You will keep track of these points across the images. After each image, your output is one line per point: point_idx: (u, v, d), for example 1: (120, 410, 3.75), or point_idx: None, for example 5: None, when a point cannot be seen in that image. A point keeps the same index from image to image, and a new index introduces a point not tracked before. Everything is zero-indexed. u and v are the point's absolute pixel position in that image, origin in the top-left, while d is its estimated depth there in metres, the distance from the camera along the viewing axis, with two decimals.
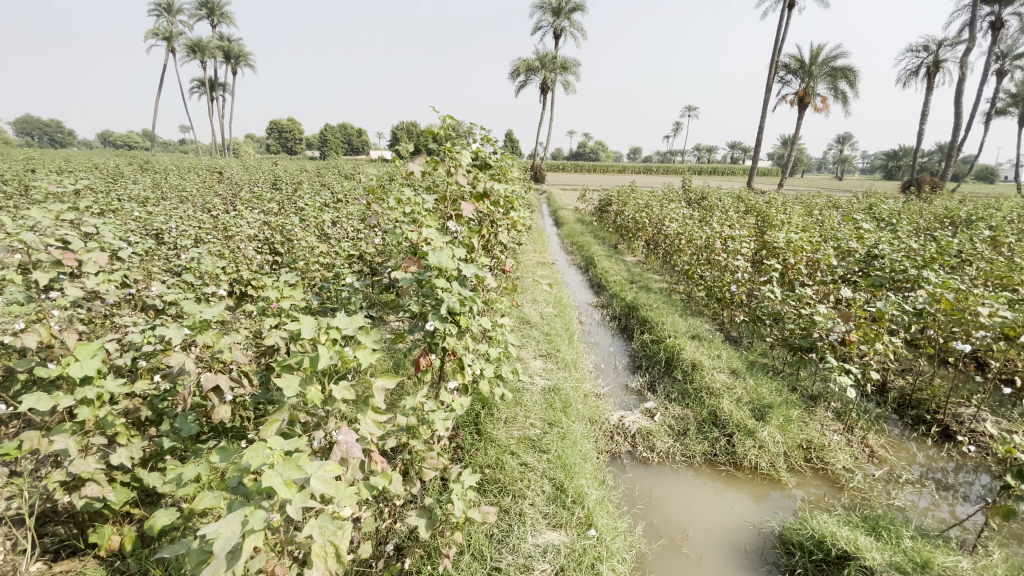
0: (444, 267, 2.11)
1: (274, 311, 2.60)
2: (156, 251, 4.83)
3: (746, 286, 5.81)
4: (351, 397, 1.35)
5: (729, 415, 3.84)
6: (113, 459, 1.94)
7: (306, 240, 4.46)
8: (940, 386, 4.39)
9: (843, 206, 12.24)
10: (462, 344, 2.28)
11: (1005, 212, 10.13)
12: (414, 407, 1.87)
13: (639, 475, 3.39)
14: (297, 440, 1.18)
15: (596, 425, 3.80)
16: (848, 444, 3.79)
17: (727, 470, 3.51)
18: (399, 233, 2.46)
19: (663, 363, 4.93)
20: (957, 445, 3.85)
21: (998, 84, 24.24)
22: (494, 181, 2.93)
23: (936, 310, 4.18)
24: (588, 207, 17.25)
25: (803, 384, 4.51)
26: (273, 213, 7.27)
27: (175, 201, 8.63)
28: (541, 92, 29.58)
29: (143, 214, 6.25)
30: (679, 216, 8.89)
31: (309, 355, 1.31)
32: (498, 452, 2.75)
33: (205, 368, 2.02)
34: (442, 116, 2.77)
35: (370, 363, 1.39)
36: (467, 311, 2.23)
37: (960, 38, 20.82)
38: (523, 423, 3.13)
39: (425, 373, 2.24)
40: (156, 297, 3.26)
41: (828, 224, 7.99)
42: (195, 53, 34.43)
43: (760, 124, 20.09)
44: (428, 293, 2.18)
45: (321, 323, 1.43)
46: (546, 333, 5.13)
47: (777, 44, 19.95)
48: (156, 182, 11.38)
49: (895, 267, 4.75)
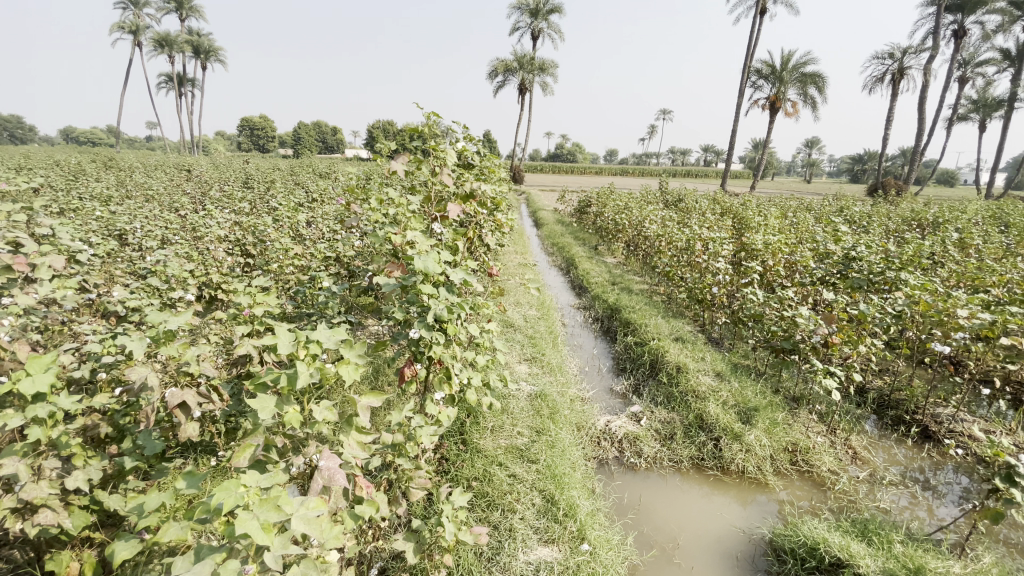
0: (431, 272, 2.00)
1: (247, 318, 2.44)
2: (118, 253, 4.57)
3: (727, 288, 5.83)
4: (333, 419, 1.23)
5: (716, 418, 3.81)
6: (69, 483, 1.75)
7: (280, 241, 4.27)
8: (918, 386, 4.47)
9: (815, 208, 12.52)
10: (449, 354, 2.17)
11: (968, 214, 10.51)
12: (401, 422, 1.75)
13: (627, 481, 3.33)
14: (274, 474, 1.06)
15: (583, 431, 3.73)
16: (832, 446, 3.80)
17: (715, 475, 3.47)
18: (381, 235, 2.34)
19: (647, 366, 4.88)
20: (936, 445, 3.92)
21: (959, 92, 25.20)
22: (480, 182, 2.83)
23: (914, 311, 4.24)
24: (567, 207, 17.27)
25: (785, 386, 4.53)
26: (243, 213, 7.01)
27: (140, 200, 8.27)
28: (519, 93, 29.55)
29: (104, 213, 5.93)
30: (658, 217, 8.91)
31: (287, 373, 1.19)
32: (484, 463, 2.66)
33: (171, 383, 1.86)
34: (426, 114, 2.66)
35: (354, 380, 1.27)
36: (454, 318, 2.12)
37: (924, 46, 21.54)
38: (510, 431, 3.03)
39: (410, 383, 2.12)
40: (118, 302, 3.06)
41: (804, 227, 8.13)
42: (162, 47, 33.36)
43: (734, 128, 20.45)
44: (413, 299, 2.06)
45: (299, 337, 1.30)
46: (529, 336, 5.05)
47: (750, 49, 20.35)
48: (119, 179, 10.91)
49: (873, 269, 4.82)
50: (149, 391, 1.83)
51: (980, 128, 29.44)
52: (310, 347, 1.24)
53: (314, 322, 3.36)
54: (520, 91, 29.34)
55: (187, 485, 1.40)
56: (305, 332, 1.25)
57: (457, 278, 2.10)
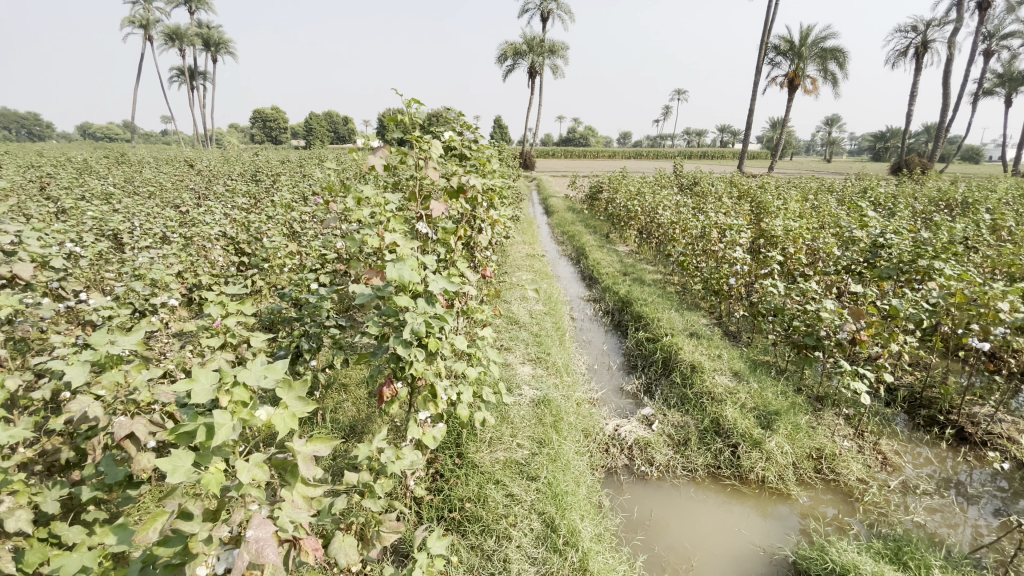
0: (407, 281, 1.78)
1: (217, 331, 2.25)
2: (109, 255, 4.44)
3: (745, 279, 5.50)
4: (265, 478, 1.03)
5: (733, 423, 3.54)
6: (11, 523, 1.58)
7: (270, 240, 4.08)
8: (953, 383, 4.15)
9: (836, 190, 11.97)
10: (432, 370, 1.96)
11: (997, 193, 9.98)
12: (371, 456, 1.55)
13: (637, 493, 3.11)
14: None
15: (590, 437, 3.51)
16: (859, 451, 3.52)
17: (733, 485, 3.24)
18: (357, 238, 2.13)
19: (660, 364, 4.63)
20: (973, 449, 3.62)
21: (988, 64, 24.05)
22: (471, 176, 2.59)
23: (950, 304, 3.90)
24: (579, 193, 16.88)
25: (808, 385, 4.23)
26: (243, 208, 6.83)
27: (144, 197, 8.18)
28: (529, 77, 29.06)
29: (101, 213, 5.81)
30: (671, 204, 8.54)
31: (204, 425, 1.00)
32: (480, 481, 2.45)
33: (121, 412, 1.69)
34: (407, 102, 2.41)
35: (291, 428, 1.06)
36: (436, 332, 1.90)
37: (950, 17, 20.56)
38: (509, 443, 2.82)
39: (390, 404, 1.92)
40: (94, 311, 2.91)
41: (825, 210, 7.72)
42: (172, 40, 33.48)
43: (749, 108, 19.80)
44: (389, 311, 1.84)
45: (226, 378, 1.09)
46: (535, 333, 4.83)
47: (767, 23, 19.60)
48: (126, 174, 10.87)
49: (903, 258, 4.48)
50: (95, 421, 1.67)
51: (1010, 101, 28.14)
52: (235, 391, 1.04)
53: (302, 327, 3.17)
54: (530, 75, 28.81)
55: (117, 541, 1.22)
56: (229, 372, 1.05)
57: (438, 287, 1.87)
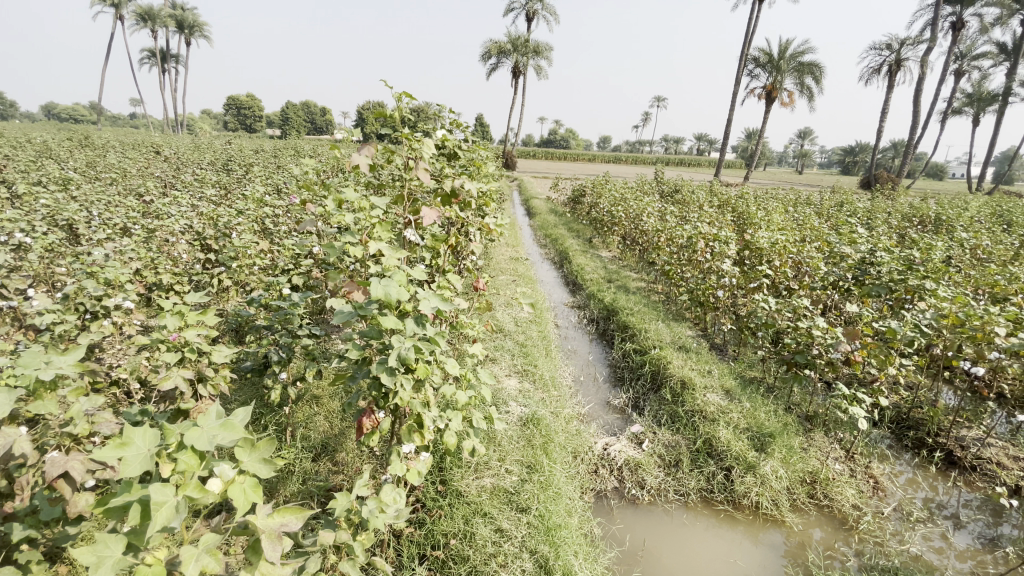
0: (395, 300, 1.55)
1: (172, 345, 1.99)
2: (60, 247, 4.07)
3: (732, 292, 5.41)
4: (218, 568, 0.83)
5: (727, 445, 3.41)
6: None
7: (238, 238, 3.76)
8: (941, 404, 4.12)
9: (814, 202, 12.12)
10: (420, 399, 1.74)
11: (968, 211, 10.24)
12: (350, 509, 1.34)
13: (629, 520, 2.95)
14: None
15: (579, 458, 3.33)
16: (852, 475, 3.43)
17: (727, 511, 3.10)
18: (336, 246, 1.89)
19: (648, 378, 4.49)
20: (962, 473, 3.58)
21: (955, 85, 24.94)
22: (464, 178, 2.36)
23: (942, 325, 3.85)
24: (561, 196, 16.77)
25: (798, 403, 4.13)
26: (212, 200, 6.43)
27: (104, 184, 7.66)
28: (513, 77, 28.91)
29: (55, 200, 5.39)
30: (656, 211, 8.45)
31: (140, 502, 0.80)
32: (465, 515, 2.26)
33: (53, 447, 1.43)
34: (397, 96, 2.19)
35: (253, 503, 0.86)
36: (426, 357, 1.68)
37: (922, 37, 21.25)
38: (497, 469, 2.62)
39: (370, 437, 1.70)
40: (35, 315, 2.59)
41: (807, 222, 7.74)
42: (144, 20, 32.17)
43: (729, 118, 20.05)
44: (373, 333, 1.61)
45: (168, 437, 0.87)
46: (520, 343, 4.64)
47: (748, 35, 19.85)
48: (87, 158, 10.25)
49: (893, 277, 4.44)
50: (22, 458, 1.42)
51: (974, 122, 29.23)
52: (179, 457, 0.84)
53: (272, 337, 2.89)
54: (514, 75, 28.65)
55: None
56: (173, 433, 0.85)
57: (429, 307, 1.63)
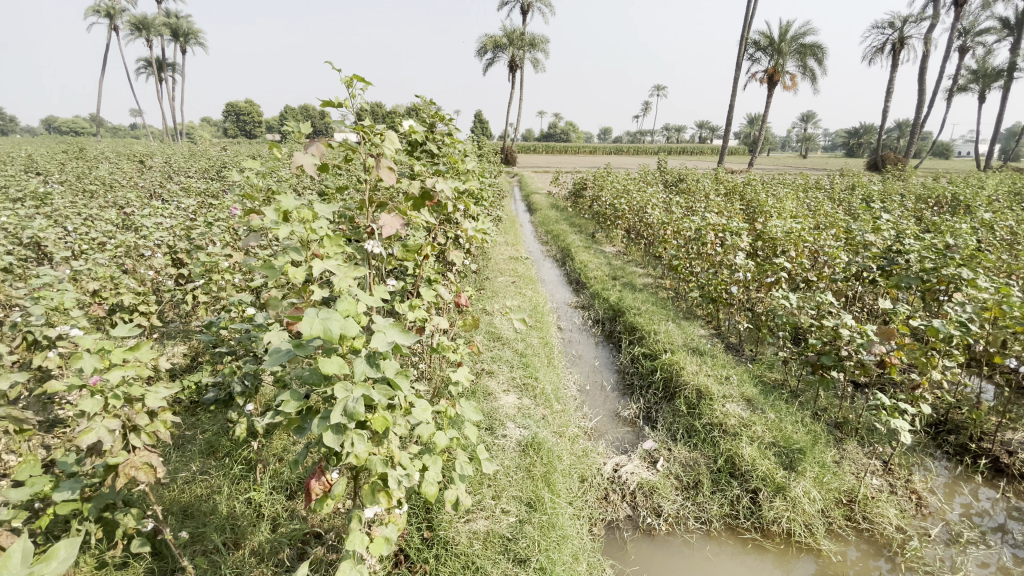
0: (333, 336, 1.21)
1: (93, 390, 1.67)
2: (21, 268, 3.78)
3: (747, 287, 5.01)
4: None
5: (752, 463, 3.05)
6: None
7: (204, 252, 3.42)
8: (982, 404, 3.72)
9: (824, 187, 11.68)
10: (381, 455, 1.41)
11: (985, 190, 9.78)
12: None
13: (645, 556, 2.62)
14: None
15: (587, 484, 3.00)
16: (891, 491, 3.06)
17: (754, 540, 2.76)
18: (275, 268, 1.56)
19: (660, 386, 4.14)
20: (1012, 483, 3.19)
21: (961, 61, 24.26)
22: (438, 176, 1.99)
23: (985, 318, 3.44)
24: (562, 191, 16.37)
25: (827, 409, 3.76)
26: (195, 209, 6.11)
27: (87, 197, 7.38)
28: (510, 71, 28.49)
29: (27, 217, 5.10)
30: (660, 203, 8.06)
31: None
32: (454, 570, 1.94)
33: None
34: (347, 82, 1.83)
35: None
36: (384, 405, 1.34)
37: (926, 13, 20.64)
38: (492, 509, 2.31)
39: (321, 504, 1.38)
40: None
41: (821, 208, 7.32)
42: (138, 30, 32.02)
43: (731, 104, 19.56)
44: (314, 378, 1.28)
45: None
46: (521, 352, 4.31)
47: (747, 19, 19.30)
48: (75, 170, 9.98)
49: (925, 265, 4.03)
50: None
51: (981, 100, 28.52)
52: None
53: (234, 365, 2.56)
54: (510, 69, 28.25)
55: None
56: None
57: (381, 342, 1.28)
